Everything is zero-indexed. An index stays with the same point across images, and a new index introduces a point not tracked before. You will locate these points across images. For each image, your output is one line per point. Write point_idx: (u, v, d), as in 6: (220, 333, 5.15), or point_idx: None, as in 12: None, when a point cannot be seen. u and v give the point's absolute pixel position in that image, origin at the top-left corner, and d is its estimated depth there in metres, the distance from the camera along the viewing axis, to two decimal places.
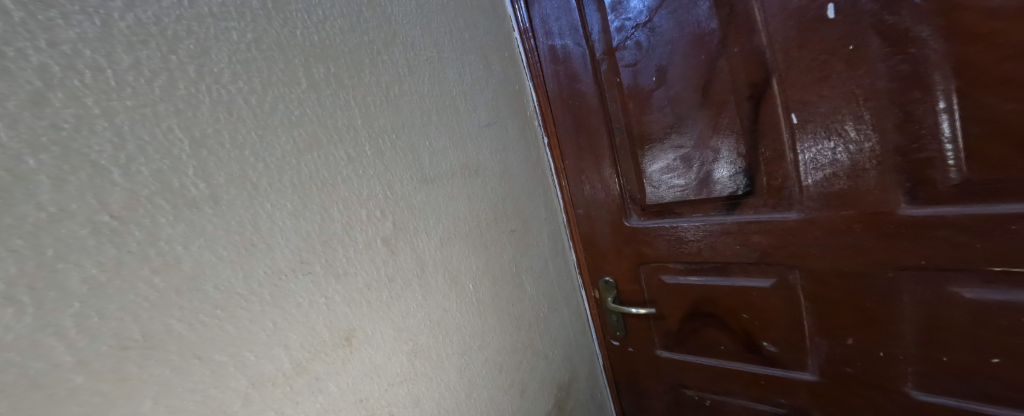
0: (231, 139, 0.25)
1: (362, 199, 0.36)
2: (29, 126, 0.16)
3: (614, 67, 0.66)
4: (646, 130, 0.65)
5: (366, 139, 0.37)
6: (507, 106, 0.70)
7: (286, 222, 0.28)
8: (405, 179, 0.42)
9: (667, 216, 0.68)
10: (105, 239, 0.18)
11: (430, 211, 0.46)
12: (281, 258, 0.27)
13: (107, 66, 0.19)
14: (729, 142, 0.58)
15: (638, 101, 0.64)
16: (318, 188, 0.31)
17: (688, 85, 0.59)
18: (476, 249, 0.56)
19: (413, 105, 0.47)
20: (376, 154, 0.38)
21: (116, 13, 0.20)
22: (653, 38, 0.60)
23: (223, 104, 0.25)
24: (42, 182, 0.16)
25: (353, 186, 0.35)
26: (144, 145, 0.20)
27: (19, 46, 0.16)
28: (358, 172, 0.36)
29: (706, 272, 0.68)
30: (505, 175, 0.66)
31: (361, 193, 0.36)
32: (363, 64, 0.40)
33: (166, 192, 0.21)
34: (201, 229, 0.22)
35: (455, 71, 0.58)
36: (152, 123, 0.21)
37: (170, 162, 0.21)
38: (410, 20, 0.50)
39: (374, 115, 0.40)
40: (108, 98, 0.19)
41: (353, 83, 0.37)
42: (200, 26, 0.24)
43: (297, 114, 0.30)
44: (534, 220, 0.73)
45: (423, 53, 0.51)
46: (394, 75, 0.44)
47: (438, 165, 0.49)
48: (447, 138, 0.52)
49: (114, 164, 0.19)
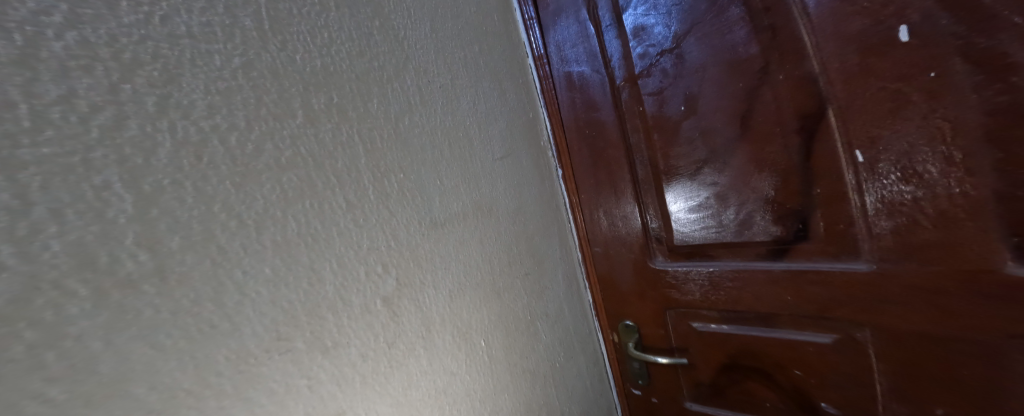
0: (198, 191, 0.19)
1: (361, 252, 0.30)
2: None
3: (636, 95, 0.62)
4: (674, 163, 0.60)
5: (368, 179, 0.32)
6: (521, 137, 0.66)
7: (256, 293, 0.22)
8: (412, 224, 0.37)
9: (699, 258, 0.62)
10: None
11: (439, 260, 0.40)
12: (250, 336, 0.21)
13: (23, 100, 0.14)
14: (772, 180, 0.52)
15: (664, 132, 0.60)
16: (308, 244, 0.25)
17: (722, 115, 0.54)
18: (488, 299, 0.49)
19: (423, 138, 0.42)
20: (379, 197, 0.33)
21: (51, 30, 0.15)
22: (680, 65, 0.56)
23: (192, 146, 0.19)
24: None
25: (350, 240, 0.29)
26: (60, 208, 0.14)
27: None
28: (359, 221, 0.30)
29: (748, 322, 0.60)
30: (520, 212, 0.61)
31: (359, 246, 0.30)
32: (370, 92, 0.35)
33: (87, 270, 0.15)
34: (136, 315, 0.16)
35: (469, 99, 0.54)
36: (80, 176, 0.15)
37: (99, 229, 0.15)
38: (423, 46, 0.46)
39: (379, 151, 0.34)
40: (15, 145, 0.13)
41: (358, 114, 0.33)
42: (171, 48, 0.19)
43: (289, 154, 0.25)
44: (548, 259, 0.67)
45: (437, 81, 0.47)
46: (405, 105, 0.40)
47: (450, 206, 0.44)
48: (460, 174, 0.48)
49: (6, 240, 0.13)
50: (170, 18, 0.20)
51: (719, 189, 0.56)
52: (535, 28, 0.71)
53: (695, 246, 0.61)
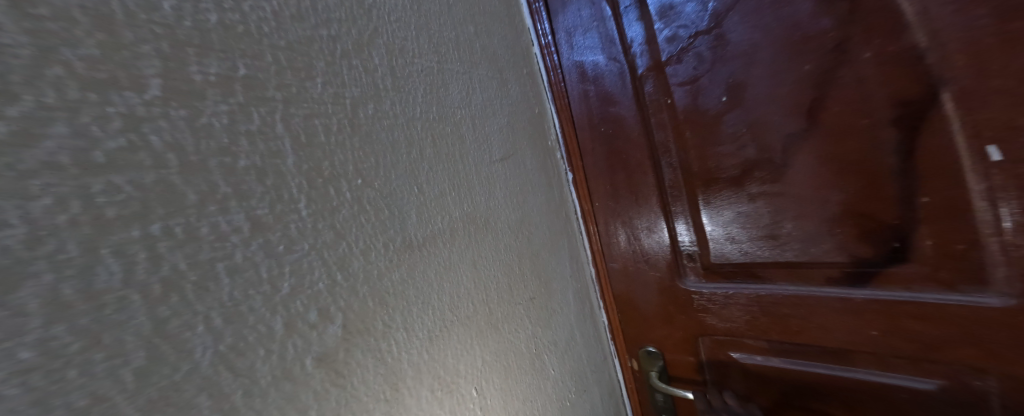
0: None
1: (280, 295, 0.20)
2: None
3: (663, 86, 0.52)
4: (713, 166, 0.50)
5: (303, 185, 0.22)
6: (523, 134, 0.57)
7: None
8: (378, 248, 0.28)
9: (749, 281, 0.51)
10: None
11: (414, 294, 0.32)
12: None
13: None
14: (851, 186, 0.42)
15: (699, 129, 0.50)
16: (187, 294, 0.15)
17: (777, 107, 0.44)
18: (481, 337, 0.40)
19: (396, 133, 0.33)
20: (315, 215, 0.23)
21: None
22: (721, 48, 0.46)
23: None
24: None
25: (252, 283, 0.18)
26: None
27: None
28: (288, 248, 0.20)
29: (813, 359, 0.49)
30: (522, 225, 0.52)
31: (265, 290, 0.19)
32: (314, 68, 0.26)
33: None
34: None
35: (460, 87, 0.46)
36: None
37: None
38: (398, 18, 0.38)
39: (320, 147, 0.24)
40: None
41: (288, 93, 0.23)
42: None
43: (157, 149, 0.15)
44: (556, 279, 0.57)
45: (417, 64, 0.39)
46: (374, 89, 0.32)
47: (431, 222, 0.35)
48: (445, 180, 0.39)
49: None
50: None
51: (773, 198, 0.46)
52: (542, 12, 0.62)
53: (743, 265, 0.51)
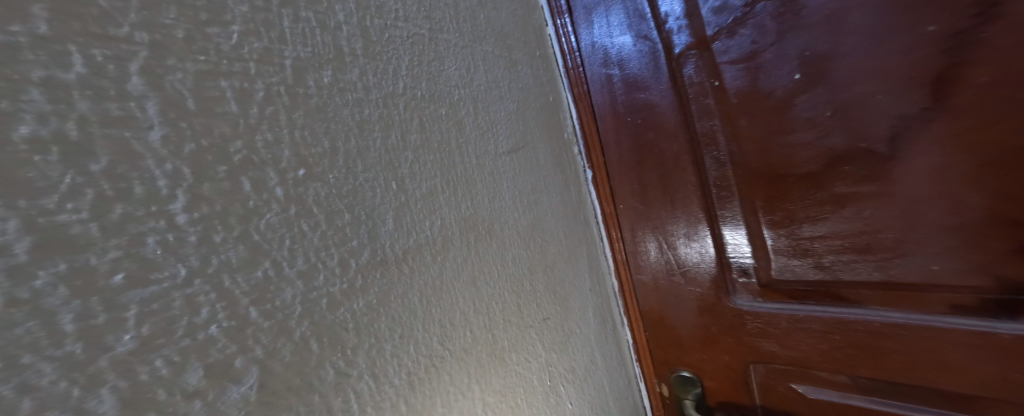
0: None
1: (109, 356, 0.12)
2: None
3: (710, 65, 0.43)
4: (782, 160, 0.40)
5: (182, 175, 0.14)
6: (536, 124, 0.49)
7: None
8: (331, 267, 0.20)
9: (835, 304, 0.42)
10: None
11: (388, 325, 0.23)
12: None
13: None
14: (994, 180, 0.33)
15: (764, 115, 0.41)
16: None
17: (875, 83, 0.36)
18: (484, 372, 0.32)
19: (369, 110, 0.25)
20: (203, 222, 0.14)
21: None
22: (791, 14, 0.38)
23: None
24: None
25: (31, 345, 0.10)
26: None
27: None
28: (145, 274, 0.13)
29: (925, 401, 0.40)
30: (535, 231, 0.43)
31: (67, 353, 0.11)
32: (228, 10, 0.18)
33: None
34: None
35: (457, 63, 0.38)
36: None
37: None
38: None
39: (226, 118, 0.16)
40: None
41: (163, 37, 0.15)
42: None
43: None
44: (575, 294, 0.48)
45: (402, 31, 0.31)
46: (337, 51, 0.24)
47: (416, 227, 0.27)
48: (436, 175, 0.31)
49: None
50: None
51: (877, 199, 0.37)
52: None
53: (826, 283, 0.41)
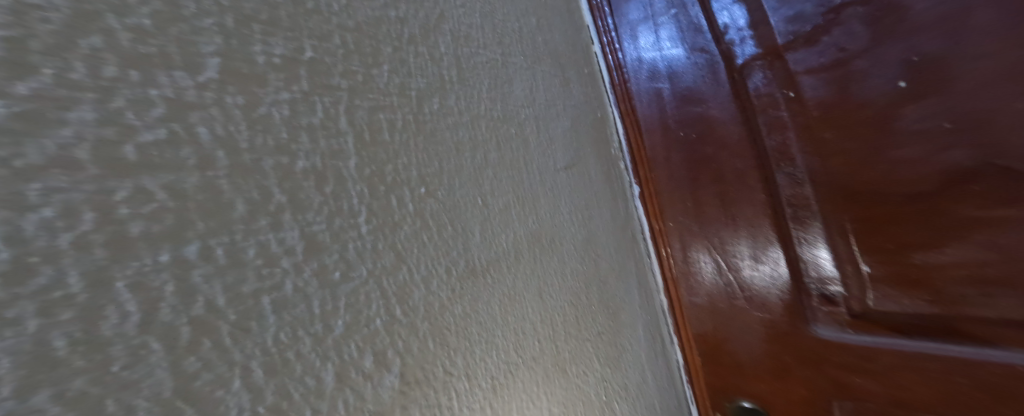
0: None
1: (333, 337, 0.16)
2: None
3: (782, 75, 0.44)
4: (880, 173, 0.39)
5: (365, 194, 0.18)
6: (588, 140, 0.50)
7: None
8: (438, 274, 0.22)
9: (963, 343, 0.37)
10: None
11: (478, 330, 0.25)
12: None
13: None
14: None
15: (862, 126, 0.40)
16: (193, 352, 0.11)
17: (1007, 91, 0.34)
18: (550, 380, 0.33)
19: (462, 132, 0.28)
20: (374, 233, 0.18)
21: None
22: (891, 21, 0.39)
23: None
24: None
25: (301, 321, 0.14)
26: None
27: None
28: (343, 281, 0.16)
29: None
30: (589, 247, 0.44)
31: (315, 330, 0.15)
32: (381, 53, 0.23)
33: None
34: None
35: (524, 84, 0.40)
36: None
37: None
38: (464, 3, 0.33)
39: (385, 147, 0.20)
40: None
41: (353, 82, 0.20)
42: None
43: (165, 136, 0.11)
44: (626, 309, 0.48)
45: (482, 57, 0.33)
46: (437, 80, 0.27)
47: (494, 241, 0.29)
48: (510, 190, 0.33)
49: None
50: None
51: (1017, 222, 0.34)
52: (605, 7, 0.56)
53: (941, 311, 0.38)
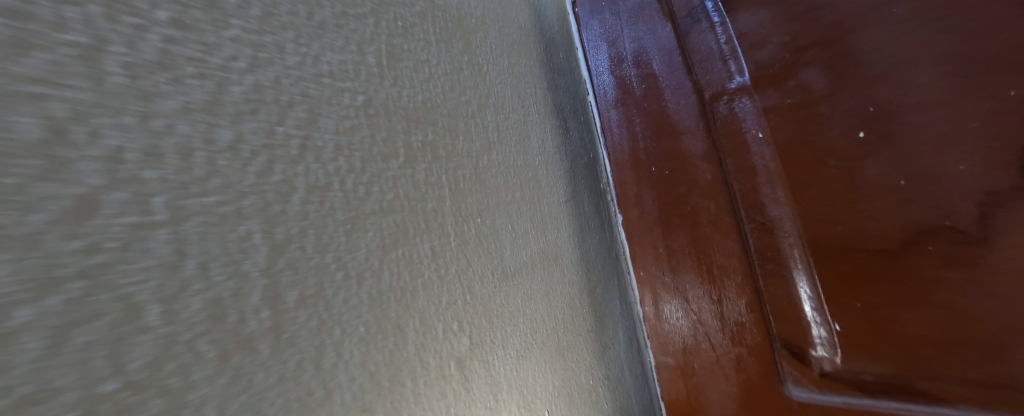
0: (299, 225, 0.17)
1: (447, 305, 0.28)
2: (49, 251, 0.09)
3: (752, 115, 0.38)
4: (842, 233, 0.34)
5: (456, 221, 0.30)
6: (580, 176, 0.61)
7: (351, 352, 0.20)
8: (484, 277, 0.33)
9: (915, 401, 0.31)
10: (26, 394, 0.09)
11: (509, 316, 0.36)
12: (341, 403, 0.19)
13: (201, 147, 0.14)
14: None
15: (823, 177, 0.34)
16: (396, 300, 0.23)
17: (962, 148, 0.28)
18: (554, 361, 0.43)
19: (499, 180, 0.40)
20: (461, 246, 0.30)
21: (236, 75, 0.16)
22: (854, 60, 0.32)
23: (291, 149, 0.18)
24: (26, 347, 0.09)
25: (438, 292, 0.27)
26: (208, 263, 0.13)
27: (95, 124, 0.11)
28: (443, 274, 0.28)
29: None
30: (581, 263, 0.55)
31: (441, 300, 0.27)
32: (458, 127, 0.34)
33: (217, 331, 0.13)
34: (246, 382, 0.14)
35: (539, 138, 0.52)
36: (231, 224, 0.14)
37: (213, 219, 0.14)
38: (501, 82, 0.46)
39: (462, 193, 0.32)
40: (186, 195, 0.13)
41: (449, 152, 0.32)
42: (318, 88, 0.20)
43: (390, 198, 0.24)
44: (608, 314, 0.59)
45: (508, 117, 0.45)
46: (484, 143, 0.39)
47: (518, 257, 0.40)
48: (528, 219, 0.44)
49: (157, 299, 0.12)
50: (320, 58, 0.21)
51: (930, 279, 0.30)
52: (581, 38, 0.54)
53: (904, 371, 0.32)
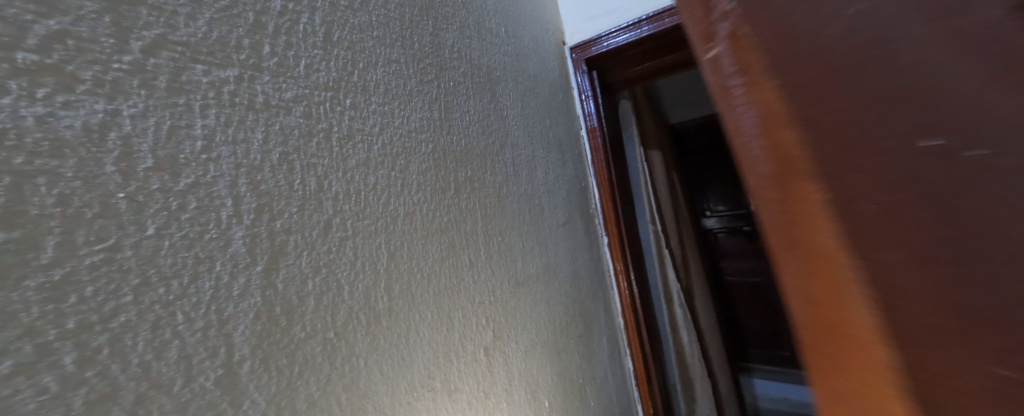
0: (403, 238, 0.24)
1: (482, 302, 0.33)
2: (316, 252, 0.17)
3: None
4: None
5: (488, 238, 0.37)
6: (576, 204, 0.67)
7: (431, 332, 0.25)
8: (503, 283, 0.38)
9: None
10: (309, 330, 0.16)
11: (520, 317, 0.41)
12: (418, 371, 0.23)
13: (363, 189, 0.21)
14: None
15: None
16: (449, 296, 0.28)
17: None
18: (551, 359, 0.47)
19: (515, 206, 0.45)
20: (490, 256, 0.36)
21: (375, 136, 0.23)
22: None
23: (397, 188, 0.24)
24: (309, 305, 0.16)
25: (479, 292, 0.33)
26: (366, 261, 0.20)
27: (329, 178, 0.18)
28: (477, 278, 0.33)
29: None
30: (575, 277, 0.60)
31: (480, 299, 0.33)
32: (488, 167, 0.40)
33: (366, 307, 0.20)
34: (378, 344, 0.20)
35: (543, 169, 0.57)
36: (375, 237, 0.21)
37: (368, 235, 0.21)
38: (517, 122, 0.51)
39: (490, 218, 0.38)
40: (359, 219, 0.20)
41: (482, 185, 0.38)
42: (412, 140, 0.27)
43: (447, 220, 0.30)
44: (596, 323, 0.64)
45: (523, 154, 0.51)
46: (505, 175, 0.44)
47: (527, 268, 0.45)
48: (534, 236, 0.49)
49: (347, 282, 0.18)
50: (410, 118, 0.27)
51: None
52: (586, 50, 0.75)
53: None
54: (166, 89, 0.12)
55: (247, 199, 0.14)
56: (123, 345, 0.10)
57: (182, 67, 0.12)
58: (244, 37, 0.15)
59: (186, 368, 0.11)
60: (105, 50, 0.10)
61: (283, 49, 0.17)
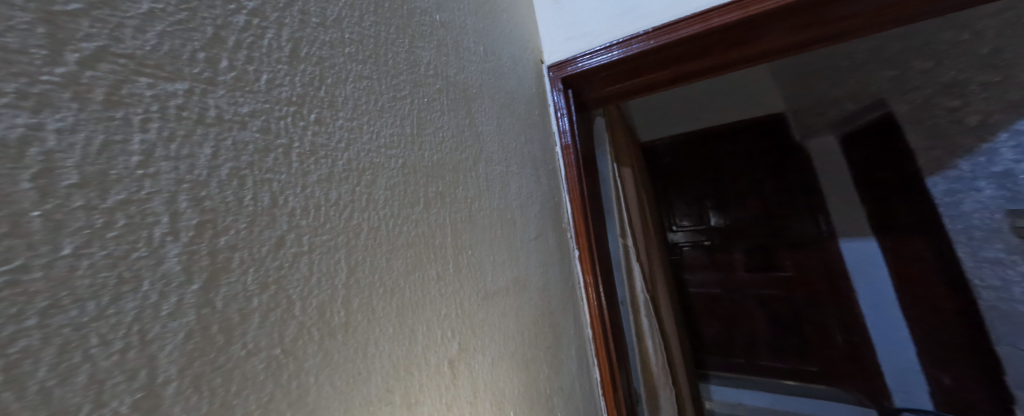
0: (366, 253, 0.23)
1: (448, 314, 0.32)
2: (265, 268, 0.16)
3: None
4: None
5: (457, 252, 0.36)
6: (550, 220, 0.68)
7: (391, 347, 0.24)
8: (471, 295, 0.38)
9: None
10: (250, 348, 0.15)
11: (488, 328, 0.40)
12: (375, 385, 0.22)
13: (324, 203, 0.20)
14: None
15: None
16: (413, 309, 0.27)
17: None
18: (519, 370, 0.47)
19: (487, 219, 0.45)
20: (459, 269, 0.36)
21: (341, 151, 0.23)
22: None
23: (362, 202, 0.24)
24: (252, 322, 0.15)
25: (445, 307, 0.32)
26: (322, 277, 0.19)
27: (285, 192, 0.18)
28: (444, 291, 0.32)
29: None
30: (546, 291, 0.61)
31: (446, 313, 0.32)
32: (460, 181, 0.40)
33: (320, 323, 0.19)
34: (331, 360, 0.19)
35: (517, 185, 0.58)
36: (335, 252, 0.21)
37: (326, 250, 0.20)
38: (492, 138, 0.52)
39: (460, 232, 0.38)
40: (317, 234, 0.19)
41: (453, 200, 0.38)
42: (380, 155, 0.27)
43: (414, 234, 0.30)
44: (565, 336, 0.64)
45: (497, 169, 0.51)
46: (478, 189, 0.44)
47: (497, 281, 0.45)
48: (505, 248, 0.49)
49: (299, 298, 0.18)
50: (380, 133, 0.27)
51: None
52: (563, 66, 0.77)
53: None
54: (101, 102, 0.12)
55: (187, 215, 0.13)
56: (20, 373, 0.09)
57: (123, 80, 0.12)
58: (199, 51, 0.15)
59: (96, 393, 0.10)
60: (34, 62, 0.10)
61: (244, 63, 0.17)
